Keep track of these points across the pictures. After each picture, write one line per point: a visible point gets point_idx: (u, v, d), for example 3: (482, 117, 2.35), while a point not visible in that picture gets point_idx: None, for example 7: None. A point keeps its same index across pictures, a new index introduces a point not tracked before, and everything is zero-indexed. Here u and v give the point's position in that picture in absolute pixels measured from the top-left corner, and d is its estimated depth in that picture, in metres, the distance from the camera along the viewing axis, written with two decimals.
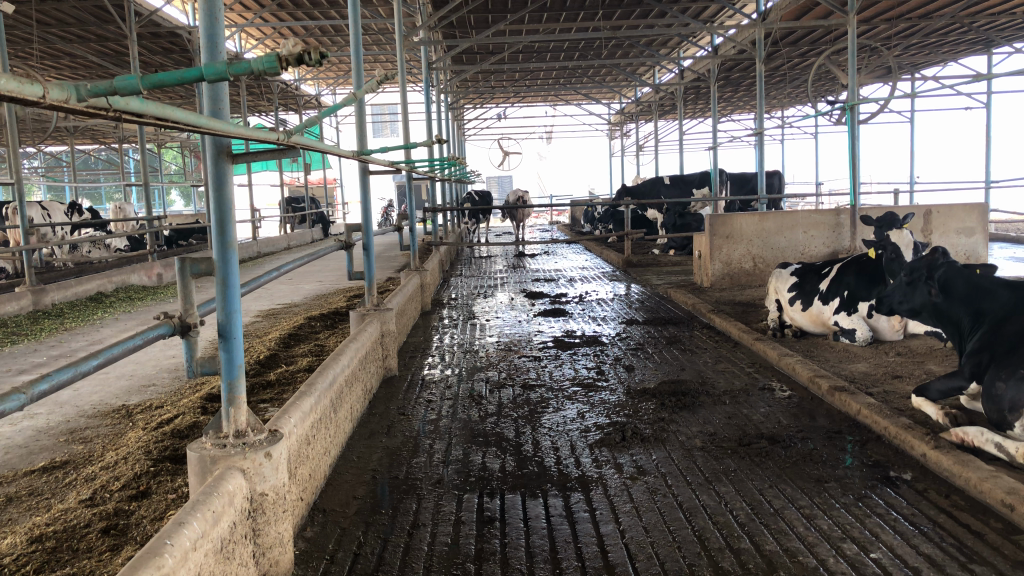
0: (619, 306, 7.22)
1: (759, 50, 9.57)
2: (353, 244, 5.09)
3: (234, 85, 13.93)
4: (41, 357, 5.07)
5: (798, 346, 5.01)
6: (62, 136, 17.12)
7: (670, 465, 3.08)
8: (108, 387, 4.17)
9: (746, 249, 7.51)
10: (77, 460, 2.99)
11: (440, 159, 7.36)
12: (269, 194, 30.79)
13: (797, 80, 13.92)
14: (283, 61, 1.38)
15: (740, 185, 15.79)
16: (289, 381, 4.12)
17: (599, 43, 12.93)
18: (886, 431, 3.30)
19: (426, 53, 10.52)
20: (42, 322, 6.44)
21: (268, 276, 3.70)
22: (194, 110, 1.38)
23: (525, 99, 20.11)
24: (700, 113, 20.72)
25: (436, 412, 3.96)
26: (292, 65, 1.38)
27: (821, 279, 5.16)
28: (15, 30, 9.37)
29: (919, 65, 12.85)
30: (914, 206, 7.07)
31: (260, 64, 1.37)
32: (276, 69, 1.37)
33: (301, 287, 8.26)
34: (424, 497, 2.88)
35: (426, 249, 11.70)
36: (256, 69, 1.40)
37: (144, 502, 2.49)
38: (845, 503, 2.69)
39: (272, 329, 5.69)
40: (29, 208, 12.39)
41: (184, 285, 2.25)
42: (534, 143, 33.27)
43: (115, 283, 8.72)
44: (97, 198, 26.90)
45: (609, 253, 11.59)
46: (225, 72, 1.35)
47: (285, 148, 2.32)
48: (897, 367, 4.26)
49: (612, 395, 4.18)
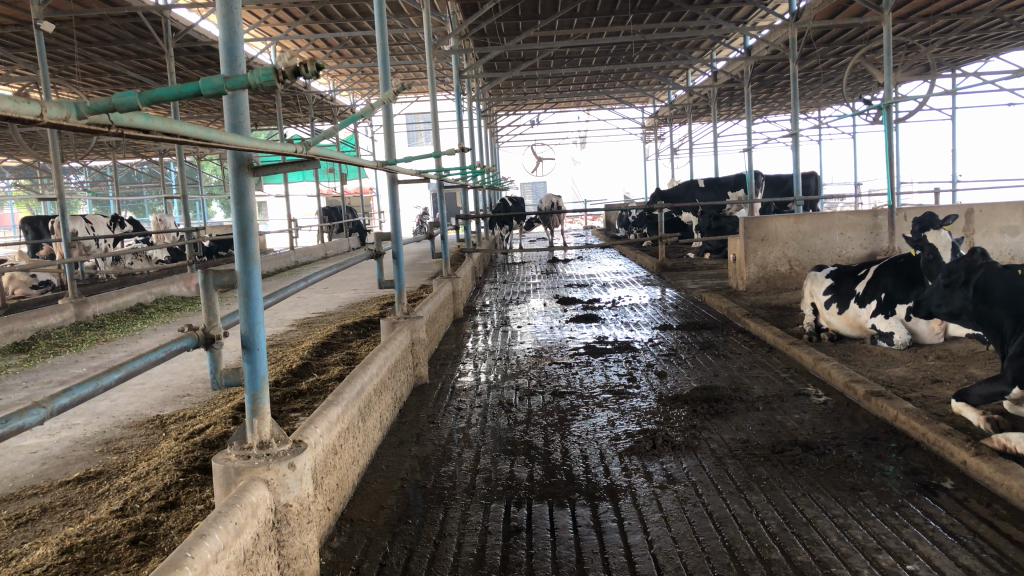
0: (653, 312, 7.16)
1: (793, 50, 9.45)
2: (383, 253, 5.10)
3: (270, 97, 14.15)
4: (81, 368, 5.17)
5: (835, 350, 4.92)
6: (105, 150, 17.52)
7: (700, 474, 3.03)
8: (144, 397, 4.23)
9: (782, 251, 7.40)
10: (111, 470, 3.03)
11: (471, 167, 7.37)
12: (307, 203, 31.16)
13: (833, 80, 13.72)
14: (282, 74, 1.38)
15: (777, 187, 15.59)
16: (320, 390, 4.14)
17: (631, 47, 12.88)
18: (925, 437, 3.22)
19: (457, 62, 10.57)
20: (83, 333, 6.57)
21: (298, 286, 3.72)
22: (201, 125, 1.39)
23: (558, 104, 20.11)
24: (735, 115, 20.54)
25: (465, 421, 3.95)
26: (291, 77, 1.38)
27: (857, 281, 5.06)
28: (57, 48, 9.61)
29: (959, 61, 12.58)
30: (955, 205, 6.91)
31: (258, 78, 1.38)
32: (273, 82, 1.37)
33: (336, 295, 8.33)
34: (452, 507, 2.87)
35: (460, 256, 11.75)
36: (256, 82, 1.41)
37: (173, 513, 2.52)
38: (881, 512, 2.62)
39: (305, 338, 5.74)
40: (73, 222, 12.68)
41: (207, 297, 2.27)
42: (567, 148, 33.25)
43: (155, 294, 8.89)
44: (140, 210, 27.47)
45: (643, 257, 11.52)
46: (225, 87, 1.36)
47: (305, 159, 2.32)
48: (937, 372, 4.15)
49: (643, 402, 4.13)
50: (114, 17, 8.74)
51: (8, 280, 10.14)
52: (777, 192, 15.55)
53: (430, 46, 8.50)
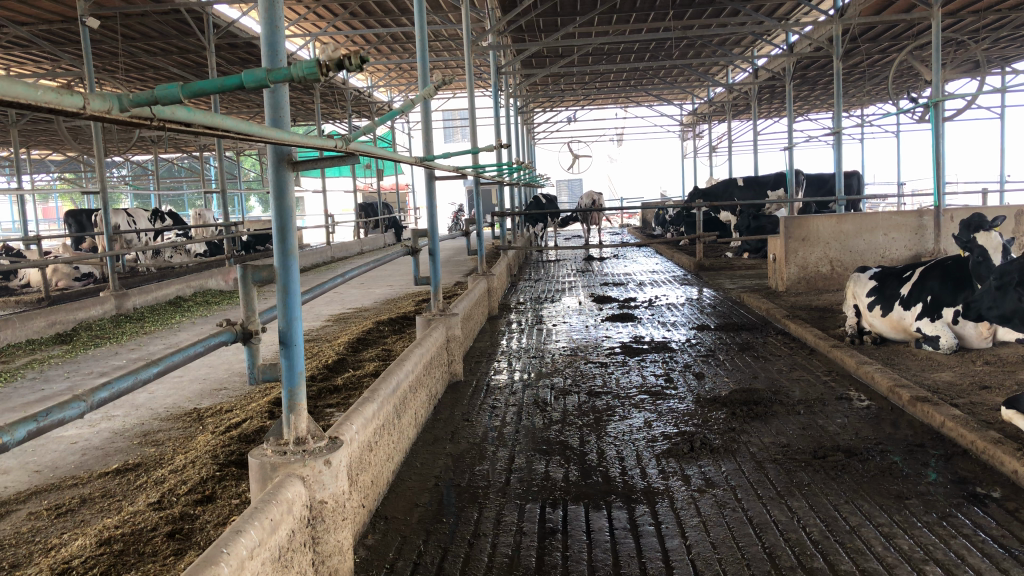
0: (690, 312, 7.07)
1: (836, 46, 9.28)
2: (419, 249, 5.08)
3: (309, 93, 14.25)
4: (120, 360, 5.24)
5: (878, 353, 4.81)
6: (147, 145, 17.80)
7: (740, 478, 2.97)
8: (181, 390, 4.26)
9: (824, 252, 7.27)
10: (148, 462, 3.06)
11: (508, 163, 7.34)
12: (343, 199, 31.37)
13: (878, 77, 13.47)
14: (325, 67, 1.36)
15: (818, 187, 15.34)
16: (355, 386, 4.14)
17: (670, 44, 12.75)
18: (973, 445, 3.12)
19: (495, 58, 10.54)
20: (123, 326, 6.66)
21: (335, 282, 3.71)
22: (243, 118, 1.37)
23: (595, 102, 20.03)
24: (775, 113, 20.26)
25: (500, 419, 3.92)
26: (334, 70, 1.36)
27: (902, 284, 4.94)
28: (102, 44, 9.77)
29: (1009, 59, 12.29)
30: (1005, 207, 6.73)
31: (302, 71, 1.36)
32: (316, 75, 1.35)
33: (372, 291, 8.35)
34: (487, 506, 2.84)
35: (495, 253, 11.72)
36: (299, 76, 1.38)
37: (209, 507, 2.53)
38: (927, 522, 2.54)
39: (341, 334, 5.76)
40: (116, 215, 12.90)
41: (245, 292, 2.26)
42: (604, 146, 33.10)
43: (194, 288, 8.99)
44: (180, 205, 27.87)
45: (680, 257, 11.40)
46: (267, 80, 1.34)
47: (345, 155, 2.30)
48: (985, 377, 4.03)
49: (681, 404, 4.07)
50: (158, 13, 8.85)
51: (52, 272, 10.33)
52: (817, 192, 15.31)
53: (469, 42, 8.47)
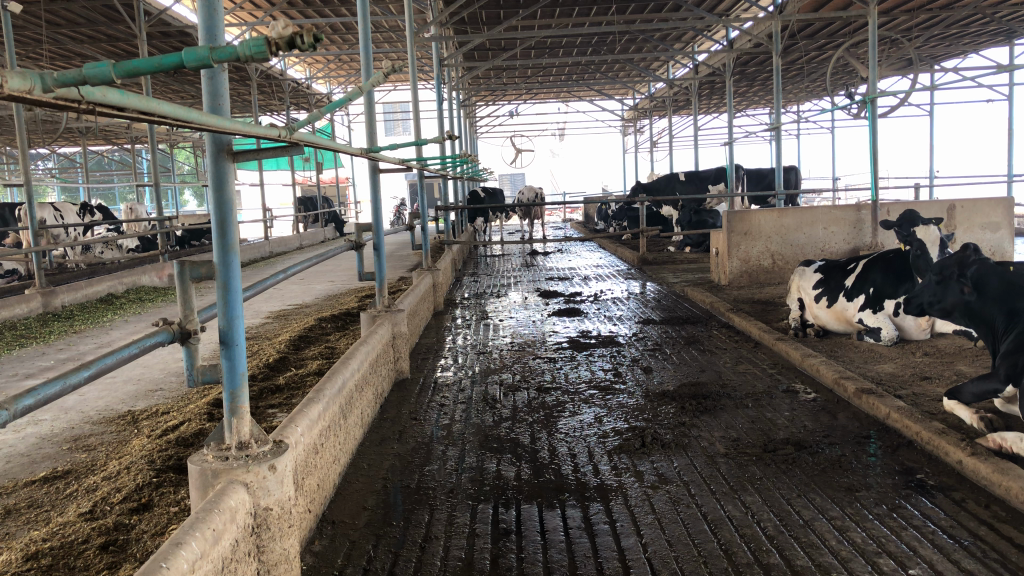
0: (635, 306, 7.09)
1: (776, 42, 9.41)
2: (363, 244, 4.95)
3: (246, 84, 13.91)
4: (48, 361, 5.00)
5: (822, 345, 4.89)
6: (74, 137, 17.16)
7: (692, 473, 2.96)
8: (114, 392, 4.07)
9: (765, 246, 7.36)
10: (79, 469, 2.90)
11: (453, 156, 7.24)
12: (282, 192, 30.82)
13: (814, 74, 13.77)
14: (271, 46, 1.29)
15: (757, 181, 15.60)
16: (298, 386, 4.01)
17: (612, 39, 12.80)
18: (918, 436, 3.17)
19: (438, 50, 10.40)
20: (51, 325, 6.37)
21: (277, 277, 3.55)
22: (181, 103, 1.27)
23: (538, 96, 20.05)
24: (714, 109, 20.58)
25: (449, 417, 3.85)
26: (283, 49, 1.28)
27: (846, 275, 5.02)
28: (25, 30, 9.34)
29: (939, 58, 12.67)
30: (938, 201, 6.92)
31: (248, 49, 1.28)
32: (264, 53, 1.26)
33: (314, 287, 8.18)
34: (437, 508, 2.77)
35: (438, 247, 11.63)
36: (242, 55, 1.29)
37: (145, 516, 2.40)
38: (878, 514, 2.56)
39: (282, 331, 5.61)
40: (41, 209, 12.39)
41: (183, 290, 2.14)
42: (546, 140, 33.22)
43: (126, 284, 8.68)
44: (111, 198, 27.00)
45: (623, 251, 11.47)
46: (209, 59, 1.24)
47: (288, 146, 2.20)
48: (925, 368, 4.11)
49: (630, 398, 4.06)
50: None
51: None
52: (756, 186, 15.58)
53: (412, 34, 8.31)
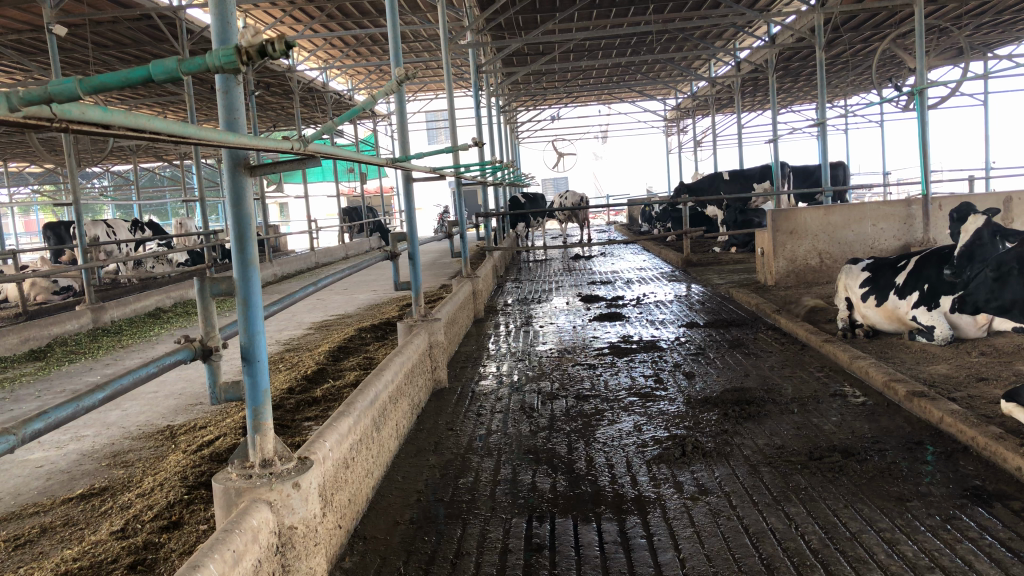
0: (678, 309, 6.96)
1: (819, 36, 9.20)
2: (398, 253, 4.92)
3: (289, 97, 14.10)
4: (94, 376, 5.07)
5: (872, 346, 4.72)
6: (126, 154, 17.58)
7: (734, 484, 2.86)
8: (155, 407, 4.10)
9: (812, 244, 7.16)
10: (116, 485, 2.91)
11: (490, 164, 7.17)
12: (328, 203, 31.23)
13: (861, 66, 13.45)
14: (243, 55, 1.29)
15: (804, 178, 15.29)
16: (335, 398, 4.00)
17: (651, 39, 12.68)
18: (974, 441, 3.01)
19: (475, 56, 10.39)
20: (100, 340, 6.48)
21: (312, 289, 3.53)
22: (172, 120, 1.25)
23: (579, 99, 19.99)
24: (759, 106, 20.26)
25: (486, 427, 3.80)
26: (255, 56, 1.28)
27: (897, 273, 4.85)
28: (73, 53, 9.59)
29: (991, 45, 12.29)
30: (993, 194, 6.66)
31: (217, 60, 1.26)
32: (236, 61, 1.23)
33: (356, 296, 8.20)
34: (471, 522, 2.72)
35: (480, 254, 11.60)
36: (215, 64, 1.26)
37: (175, 534, 2.39)
38: (930, 526, 2.43)
39: (322, 342, 5.62)
40: (94, 227, 12.69)
41: (203, 307, 2.13)
42: (589, 144, 33.15)
43: (173, 298, 8.83)
44: (163, 213, 27.63)
45: (667, 253, 11.32)
46: (181, 72, 1.23)
47: (305, 158, 2.17)
48: (982, 369, 3.93)
49: (671, 405, 3.95)
50: (130, 19, 8.68)
51: (29, 286, 10.08)
52: (803, 182, 15.28)
53: (447, 41, 8.28)
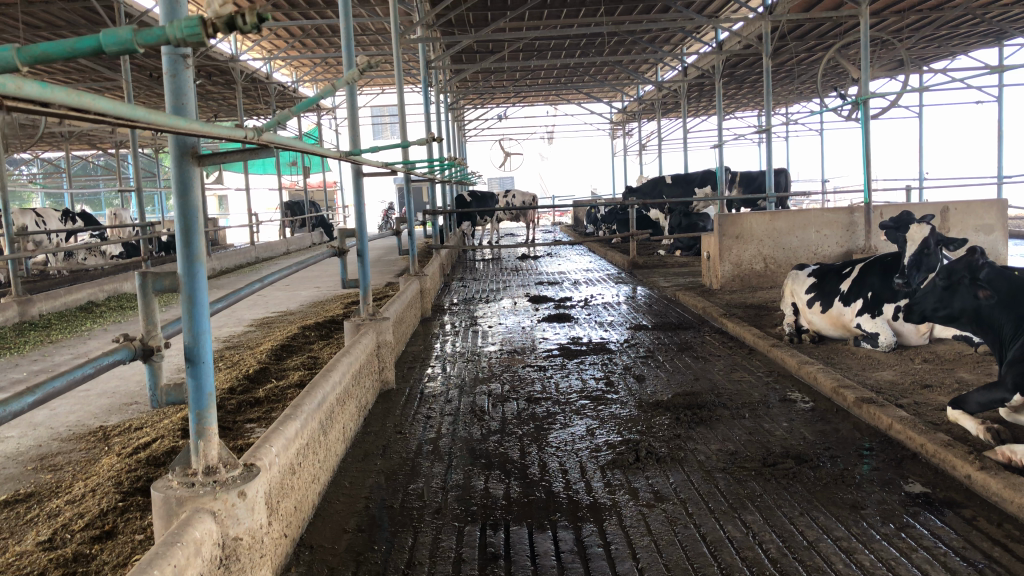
0: (626, 311, 6.95)
1: (766, 44, 9.32)
2: (346, 250, 4.77)
3: (231, 87, 13.76)
4: (21, 373, 4.82)
5: (818, 352, 4.77)
6: (57, 141, 16.92)
7: (689, 490, 2.83)
8: (87, 406, 3.90)
9: (758, 249, 7.25)
10: (43, 491, 2.74)
11: (440, 161, 7.08)
12: (269, 197, 30.67)
13: (804, 76, 13.74)
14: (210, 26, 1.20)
15: (747, 184, 15.53)
16: (279, 398, 3.86)
17: (600, 41, 12.73)
18: (922, 448, 3.04)
19: (426, 51, 10.25)
20: (27, 334, 6.19)
21: (256, 285, 3.37)
22: (120, 102, 1.15)
23: (527, 98, 20.01)
24: (703, 111, 20.53)
25: (436, 430, 3.71)
26: (223, 30, 1.19)
27: (841, 280, 4.92)
28: (3, 33, 9.16)
29: (929, 58, 12.66)
30: (931, 204, 6.83)
31: (178, 31, 1.18)
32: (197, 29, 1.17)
33: (299, 293, 8.02)
34: (422, 531, 2.63)
35: (425, 252, 11.47)
36: (170, 35, 1.18)
37: (107, 545, 2.25)
38: (884, 534, 2.43)
39: (265, 340, 5.45)
40: (22, 216, 12.17)
41: (144, 304, 1.99)
42: (535, 144, 33.25)
43: (107, 292, 8.49)
44: (96, 204, 26.75)
45: (613, 254, 11.35)
46: (133, 43, 1.14)
47: (258, 147, 2.05)
48: (925, 376, 4.00)
49: (623, 409, 3.92)
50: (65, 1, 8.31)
51: None
52: (746, 189, 15.53)
53: (398, 36, 8.10)
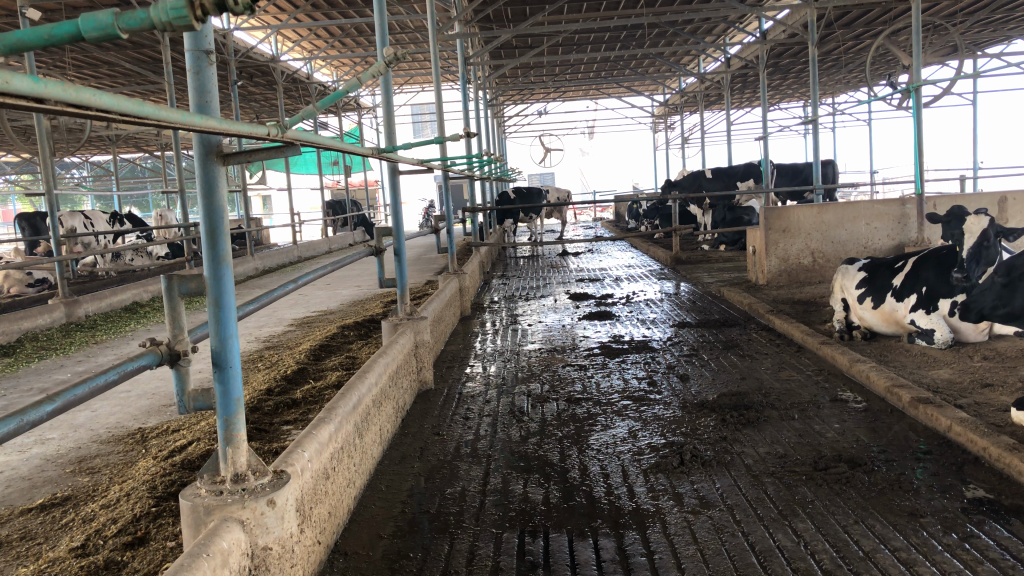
0: (669, 308, 6.81)
1: (812, 32, 9.03)
2: (383, 249, 4.71)
3: (272, 88, 13.89)
4: (64, 374, 4.87)
5: (870, 349, 4.59)
6: (105, 145, 17.26)
7: (736, 496, 2.71)
8: (127, 408, 3.91)
9: (805, 243, 7.05)
10: (80, 495, 2.73)
11: (480, 158, 7.01)
12: (312, 197, 31.01)
13: (852, 64, 13.42)
14: (198, 9, 1.14)
15: (793, 176, 15.22)
16: (316, 400, 3.82)
17: (641, 34, 12.58)
18: (985, 452, 2.88)
19: (465, 46, 10.22)
20: (72, 335, 6.27)
21: (291, 284, 3.32)
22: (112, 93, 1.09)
23: (567, 93, 19.91)
24: (747, 103, 20.21)
25: (474, 432, 3.63)
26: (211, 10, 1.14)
27: (894, 275, 4.74)
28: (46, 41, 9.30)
29: (983, 42, 12.27)
30: (987, 194, 6.58)
31: (166, 15, 1.12)
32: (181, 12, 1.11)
33: (339, 292, 8.02)
34: (459, 537, 2.55)
35: (466, 250, 11.45)
36: (158, 20, 1.12)
37: (139, 552, 2.22)
38: (947, 544, 2.29)
39: (303, 340, 5.44)
40: (71, 218, 12.42)
41: (171, 309, 1.95)
42: (576, 139, 33.10)
43: (151, 292, 8.58)
44: (143, 205, 27.36)
45: (655, 250, 11.20)
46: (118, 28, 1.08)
47: (284, 146, 1.99)
48: (986, 374, 3.81)
49: (667, 410, 3.80)
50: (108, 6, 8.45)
51: (3, 278, 9.72)
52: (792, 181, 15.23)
53: (436, 32, 8.04)
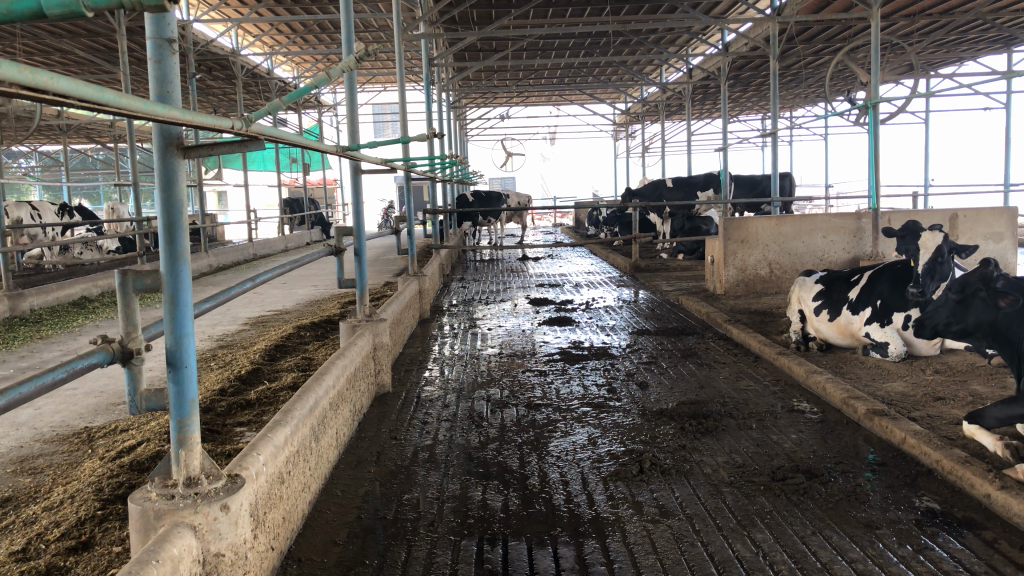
0: (627, 315, 6.83)
1: (774, 46, 9.16)
2: (342, 249, 4.63)
3: (231, 82, 13.67)
4: (7, 369, 4.70)
5: (826, 360, 4.65)
6: (56, 134, 16.83)
7: (695, 505, 2.71)
8: (72, 406, 3.78)
9: (763, 254, 7.14)
10: (20, 496, 2.62)
11: (443, 160, 6.96)
12: (269, 195, 30.60)
13: (811, 79, 13.66)
14: None
15: (750, 188, 15.43)
16: (271, 401, 3.74)
17: (605, 41, 12.65)
18: (939, 464, 2.92)
19: (431, 47, 10.16)
20: (16, 329, 6.06)
21: (248, 283, 3.23)
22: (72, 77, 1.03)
23: (530, 98, 19.94)
24: (707, 114, 20.46)
25: (432, 437, 3.58)
26: None
27: (851, 287, 4.80)
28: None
29: (937, 63, 12.58)
30: (940, 210, 6.72)
31: None
32: None
33: (296, 292, 7.90)
34: (416, 545, 2.51)
35: (425, 252, 11.38)
36: None
37: (83, 557, 2.13)
38: (902, 556, 2.31)
39: (258, 339, 5.33)
40: (17, 208, 12.07)
41: (125, 306, 1.88)
42: (537, 144, 33.19)
43: (101, 287, 8.36)
44: (94, 197, 26.73)
45: (615, 257, 11.25)
46: None
47: (248, 140, 1.93)
48: (938, 388, 3.87)
49: (626, 418, 3.80)
50: None
51: None
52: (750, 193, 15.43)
53: (401, 31, 7.97)
